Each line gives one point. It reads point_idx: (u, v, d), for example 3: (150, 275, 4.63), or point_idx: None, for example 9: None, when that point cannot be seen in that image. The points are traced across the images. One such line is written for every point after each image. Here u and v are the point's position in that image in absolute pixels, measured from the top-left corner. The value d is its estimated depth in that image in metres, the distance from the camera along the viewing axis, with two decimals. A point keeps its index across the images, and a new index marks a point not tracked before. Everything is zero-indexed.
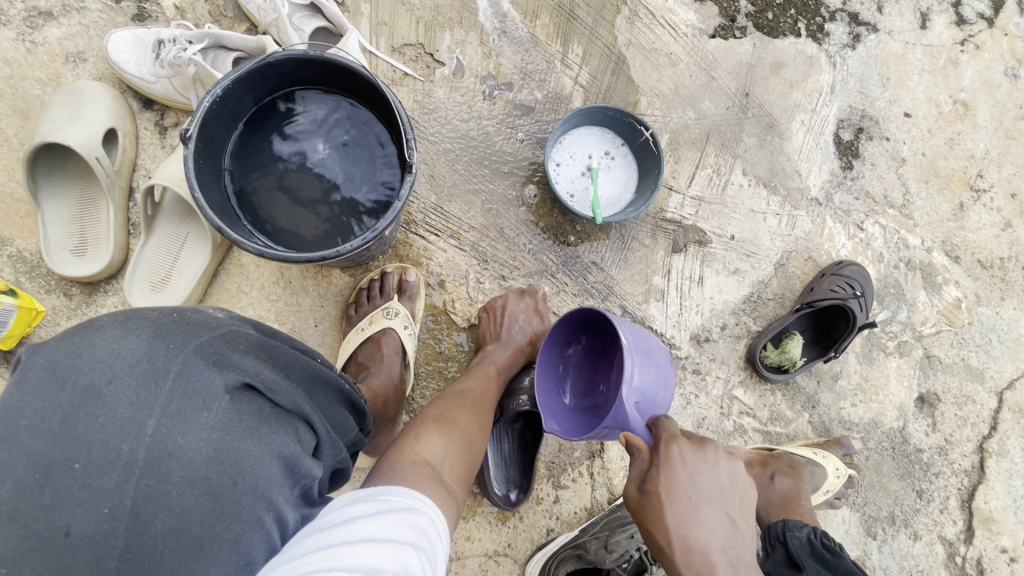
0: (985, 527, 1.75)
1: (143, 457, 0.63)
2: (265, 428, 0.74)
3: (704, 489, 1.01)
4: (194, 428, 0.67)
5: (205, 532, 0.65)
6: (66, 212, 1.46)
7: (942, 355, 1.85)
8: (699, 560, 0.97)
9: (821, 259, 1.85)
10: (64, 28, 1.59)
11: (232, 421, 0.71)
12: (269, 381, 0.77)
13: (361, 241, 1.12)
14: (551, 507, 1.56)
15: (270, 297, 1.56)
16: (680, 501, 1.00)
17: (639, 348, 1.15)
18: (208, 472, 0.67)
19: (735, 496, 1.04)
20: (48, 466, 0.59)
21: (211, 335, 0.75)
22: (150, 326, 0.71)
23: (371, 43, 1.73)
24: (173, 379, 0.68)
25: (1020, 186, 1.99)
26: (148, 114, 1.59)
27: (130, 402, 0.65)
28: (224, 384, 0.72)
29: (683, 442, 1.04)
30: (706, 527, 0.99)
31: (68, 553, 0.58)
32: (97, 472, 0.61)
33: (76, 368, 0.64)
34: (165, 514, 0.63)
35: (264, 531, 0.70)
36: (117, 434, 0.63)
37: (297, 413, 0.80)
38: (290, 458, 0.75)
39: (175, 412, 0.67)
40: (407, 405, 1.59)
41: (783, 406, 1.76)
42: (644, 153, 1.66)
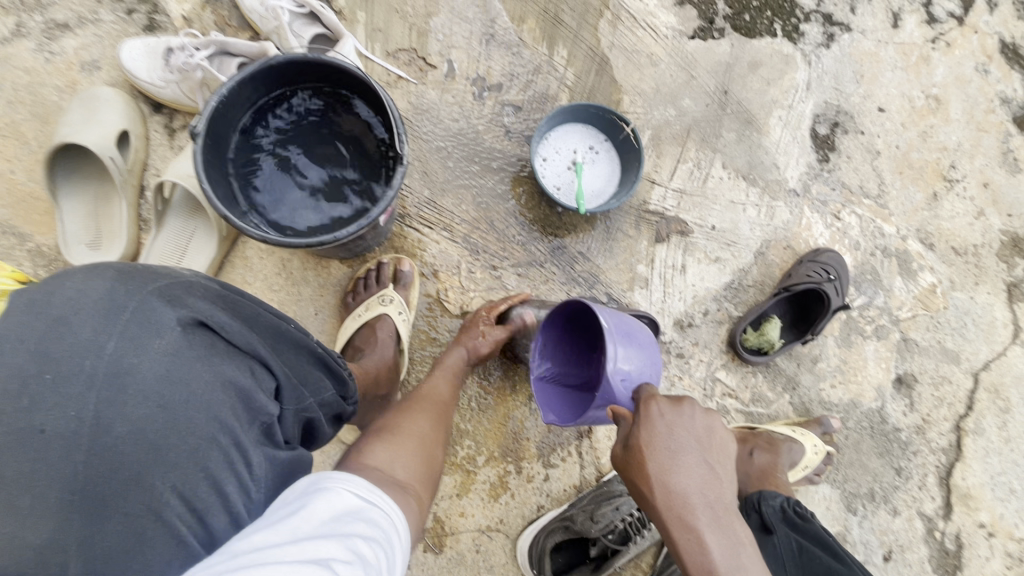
0: (963, 502, 1.81)
1: (103, 371, 0.72)
2: (219, 359, 0.82)
3: (682, 440, 1.05)
4: (149, 351, 0.76)
5: (159, 440, 0.74)
6: (82, 209, 1.55)
7: (918, 338, 1.92)
8: (679, 504, 1.02)
9: (799, 247, 1.93)
10: (79, 39, 1.70)
11: (185, 349, 0.79)
12: (223, 321, 0.85)
13: (357, 227, 1.21)
14: (541, 484, 1.64)
15: (273, 287, 1.65)
16: (660, 452, 1.04)
17: (620, 331, 1.23)
18: (161, 390, 0.75)
19: (712, 444, 1.08)
20: (22, 375, 0.69)
21: (170, 279, 0.84)
22: (112, 270, 0.80)
23: (367, 49, 1.83)
24: (132, 309, 0.77)
25: (992, 175, 2.07)
26: (158, 118, 1.70)
27: (93, 326, 0.74)
28: (177, 318, 0.80)
29: (661, 399, 1.09)
30: (685, 475, 1.03)
31: (42, 445, 0.67)
32: (64, 381, 0.70)
33: (48, 300, 0.73)
34: (123, 420, 0.72)
35: (220, 450, 0.79)
36: (80, 351, 0.72)
37: (252, 353, 0.87)
38: (242, 390, 0.83)
39: (130, 336, 0.75)
40: (402, 387, 1.67)
41: (764, 388, 1.83)
42: (626, 148, 1.75)
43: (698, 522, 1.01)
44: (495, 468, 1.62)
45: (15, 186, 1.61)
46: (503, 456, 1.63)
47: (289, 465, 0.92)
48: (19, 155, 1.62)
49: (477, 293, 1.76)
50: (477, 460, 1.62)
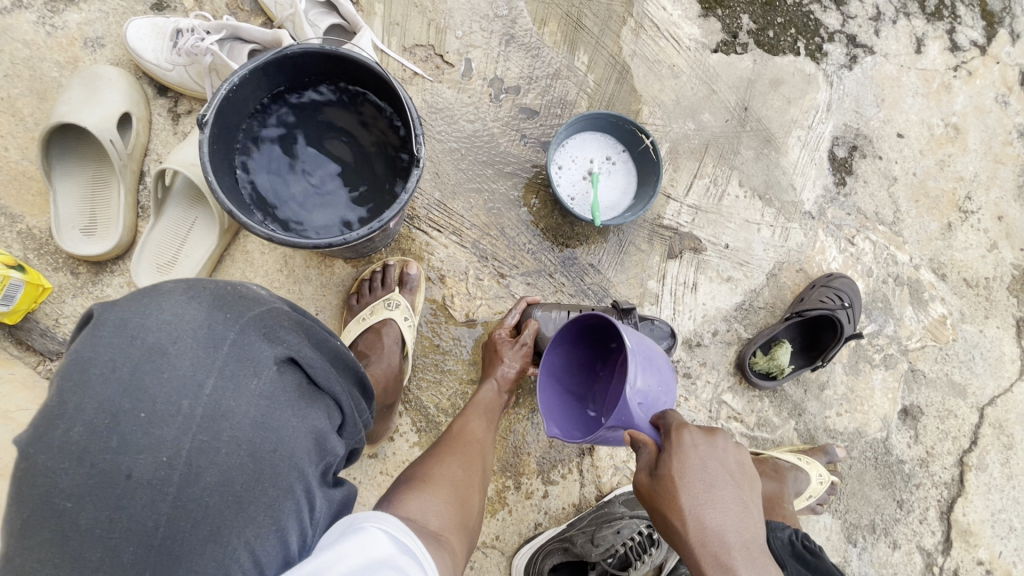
0: (963, 538, 1.79)
1: (200, 413, 0.72)
2: (304, 404, 0.81)
3: (716, 474, 1.01)
4: (244, 394, 0.75)
5: (244, 491, 0.73)
6: (77, 192, 1.48)
7: (926, 370, 1.89)
8: (716, 542, 0.96)
9: (812, 271, 1.90)
10: (84, 14, 1.62)
11: (276, 392, 0.78)
12: (309, 358, 0.84)
13: (368, 230, 1.16)
14: (540, 502, 1.60)
15: (273, 284, 1.59)
16: (693, 484, 1.00)
17: (644, 356, 1.21)
18: (253, 437, 0.75)
19: (744, 481, 1.04)
20: (118, 413, 0.68)
21: (262, 309, 0.83)
22: (209, 295, 0.79)
23: (383, 42, 1.78)
24: (230, 344, 0.77)
25: (1007, 209, 2.05)
26: (162, 101, 1.63)
27: (191, 362, 0.73)
28: (273, 355, 0.80)
29: (693, 428, 1.05)
30: (720, 511, 0.98)
31: (129, 490, 0.66)
32: (160, 423, 0.69)
33: (145, 328, 0.72)
34: (214, 470, 0.71)
35: (294, 500, 0.78)
36: (177, 391, 0.71)
37: (329, 393, 0.87)
38: (319, 433, 0.82)
39: (228, 376, 0.75)
40: (403, 395, 1.62)
41: (770, 413, 1.80)
42: (644, 160, 1.71)
43: (736, 566, 0.94)
44: (493, 483, 1.58)
45: (8, 164, 1.53)
46: (503, 470, 1.59)
47: (339, 503, 0.91)
48: (13, 132, 1.55)
49: (484, 301, 1.71)
50: None
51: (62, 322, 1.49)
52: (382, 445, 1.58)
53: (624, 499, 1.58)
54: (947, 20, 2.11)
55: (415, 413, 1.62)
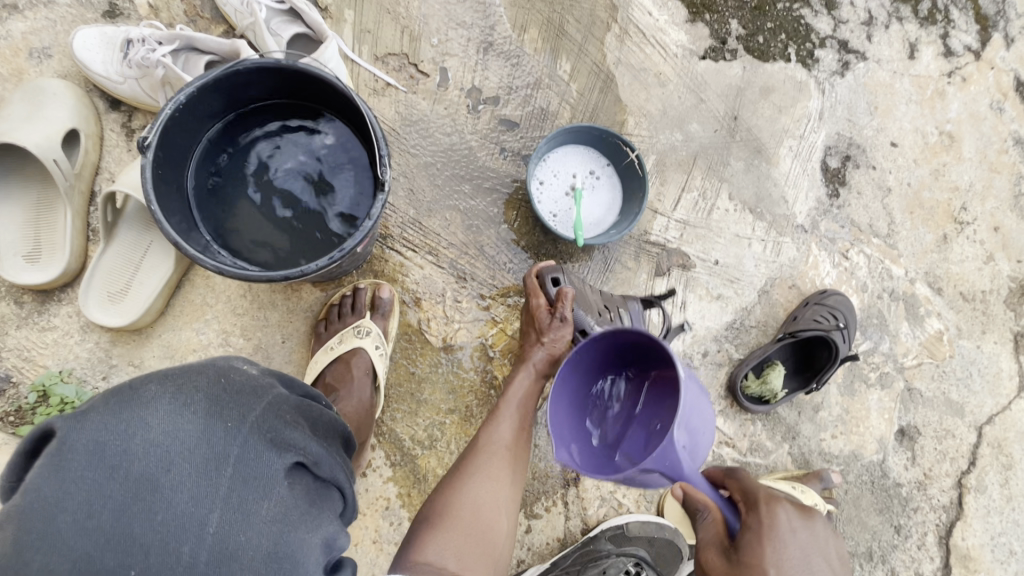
0: (962, 564, 1.73)
1: (202, 559, 0.64)
2: (314, 512, 0.76)
3: (813, 561, 1.04)
4: (254, 522, 0.68)
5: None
6: (20, 215, 1.38)
7: (923, 388, 1.83)
8: None
9: (805, 287, 1.83)
10: (29, 22, 1.52)
11: (288, 509, 0.72)
12: (315, 454, 0.80)
13: (328, 260, 1.06)
14: (523, 537, 1.51)
15: (236, 311, 1.49)
16: (788, 574, 1.00)
17: (691, 395, 1.11)
18: (265, 570, 0.67)
19: (838, 567, 1.07)
20: (100, 568, 0.61)
21: (262, 405, 0.76)
22: (201, 399, 0.71)
23: (353, 51, 1.68)
24: (234, 462, 0.69)
25: (1003, 219, 1.99)
26: (115, 115, 1.52)
27: (189, 495, 0.65)
28: (282, 466, 0.73)
29: (789, 509, 1.07)
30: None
31: None
32: (153, 575, 0.62)
33: (130, 457, 0.65)
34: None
35: None
36: (176, 533, 0.64)
37: (334, 484, 0.83)
38: (330, 538, 0.76)
39: (235, 503, 0.68)
40: (376, 427, 1.52)
41: (763, 437, 1.72)
42: (629, 175, 1.63)
43: None
44: None
45: None
46: None
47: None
48: None
49: (463, 325, 1.62)
50: None
51: (4, 355, 1.38)
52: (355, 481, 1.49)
53: (611, 535, 1.51)
54: (940, 25, 2.05)
55: (389, 446, 1.52)
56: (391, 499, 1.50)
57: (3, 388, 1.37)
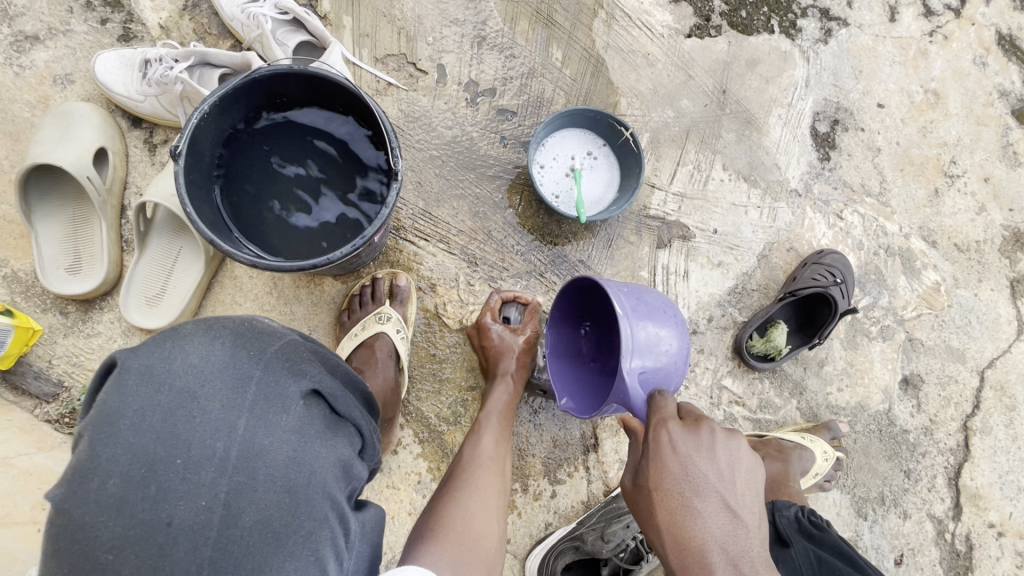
0: (972, 503, 1.79)
1: (236, 456, 0.69)
2: (330, 434, 0.82)
3: (698, 477, 1.03)
4: (277, 431, 0.74)
5: (284, 527, 0.71)
6: (59, 231, 1.48)
7: (924, 338, 1.89)
8: (695, 558, 0.98)
9: (802, 249, 1.90)
10: (51, 51, 1.62)
11: (306, 426, 0.78)
12: (330, 388, 0.86)
13: (351, 247, 1.15)
14: (549, 502, 1.59)
15: (264, 307, 1.59)
16: (672, 495, 1.03)
17: (637, 312, 1.19)
18: (287, 472, 0.73)
19: (736, 484, 1.03)
20: (154, 462, 0.65)
21: (280, 341, 0.82)
22: (230, 333, 0.77)
23: (354, 55, 1.77)
24: (258, 382, 0.75)
25: (992, 170, 2.05)
26: (137, 133, 1.62)
27: (223, 403, 0.71)
28: (299, 391, 0.79)
29: (672, 427, 1.06)
30: (706, 521, 1.00)
31: (171, 539, 0.64)
32: (197, 469, 0.66)
33: (173, 372, 0.70)
34: (253, 508, 0.69)
35: (328, 528, 0.76)
36: (212, 433, 0.68)
37: (348, 421, 0.89)
38: (345, 461, 0.83)
39: (261, 414, 0.73)
40: (403, 407, 1.62)
41: (771, 394, 1.80)
42: (625, 153, 1.70)
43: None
44: None
45: None
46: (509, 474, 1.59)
47: (372, 520, 0.91)
48: None
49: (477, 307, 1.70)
50: None
51: (55, 362, 1.49)
52: (387, 459, 1.58)
53: None
54: None
55: (417, 424, 1.62)
56: (422, 474, 1.59)
57: (57, 393, 1.47)
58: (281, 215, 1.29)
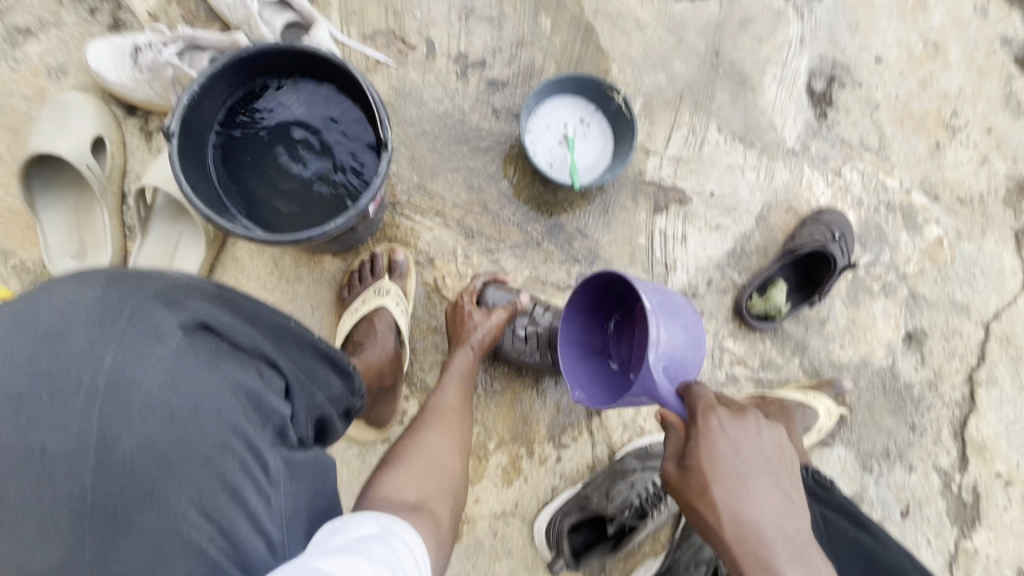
0: (979, 454, 1.80)
1: (104, 385, 0.72)
2: (224, 362, 0.81)
3: (748, 459, 1.08)
4: (150, 361, 0.75)
5: (169, 450, 0.73)
6: (63, 221, 1.51)
7: (927, 293, 1.88)
8: (754, 536, 1.04)
9: (801, 208, 1.89)
10: (43, 44, 1.63)
11: (187, 355, 0.77)
12: (224, 322, 0.85)
13: (345, 218, 1.17)
14: (554, 466, 1.62)
15: (267, 286, 1.62)
16: (726, 474, 1.06)
17: (664, 309, 1.16)
18: (167, 398, 0.74)
19: (780, 464, 1.12)
20: (27, 397, 0.69)
21: (161, 283, 0.83)
22: (102, 277, 0.79)
23: (343, 33, 1.77)
24: (127, 317, 0.76)
25: (995, 120, 2.01)
26: (133, 121, 1.64)
27: (89, 338, 0.73)
28: (180, 323, 0.79)
29: (720, 412, 1.10)
30: (759, 498, 1.06)
31: (50, 464, 0.68)
32: (65, 399, 0.70)
33: (44, 317, 0.73)
34: (130, 433, 0.71)
35: (231, 453, 0.78)
36: (78, 367, 0.71)
37: (257, 353, 0.87)
38: (250, 392, 0.82)
39: (130, 346, 0.74)
40: (407, 378, 1.65)
41: (773, 353, 1.80)
42: (617, 118, 1.69)
43: (776, 554, 1.03)
44: (506, 453, 1.61)
45: None
46: (514, 440, 1.62)
47: (308, 465, 0.90)
48: None
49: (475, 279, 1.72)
50: (488, 445, 1.60)
51: None
52: (393, 430, 1.62)
53: (636, 454, 1.59)
54: None
55: (421, 396, 1.64)
56: None
57: None
58: (272, 192, 1.29)
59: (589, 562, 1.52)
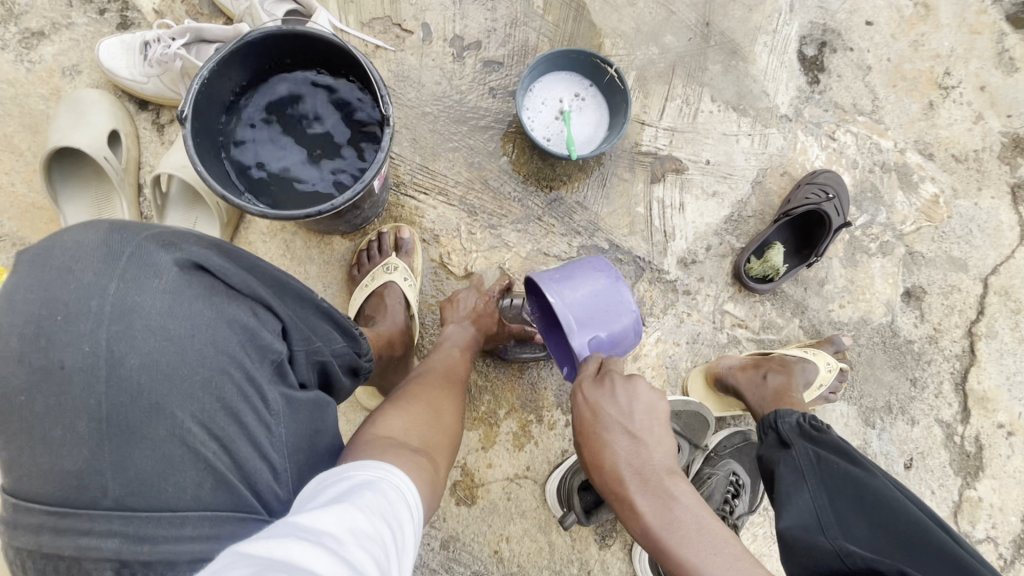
0: (980, 406, 1.83)
1: (109, 310, 0.80)
2: (219, 299, 0.88)
3: (607, 418, 1.16)
4: (149, 293, 0.82)
5: (170, 369, 0.80)
6: (85, 213, 1.58)
7: (924, 251, 1.91)
8: (610, 476, 1.14)
9: (796, 172, 1.92)
10: (57, 45, 1.70)
11: (182, 289, 0.85)
12: (219, 265, 0.91)
13: (352, 192, 1.22)
14: (564, 430, 1.68)
15: (280, 268, 1.68)
16: (591, 436, 1.17)
17: (562, 281, 1.31)
18: (165, 324, 0.82)
19: (640, 416, 1.16)
20: (42, 322, 0.77)
21: (162, 230, 0.90)
22: (106, 223, 0.87)
23: (341, 22, 1.82)
24: (127, 256, 0.84)
25: (988, 78, 2.02)
26: (145, 115, 1.71)
27: (95, 272, 0.81)
28: (175, 261, 0.86)
29: (585, 385, 1.20)
30: (623, 450, 1.14)
31: (65, 378, 0.76)
32: (76, 321, 0.78)
33: (54, 255, 0.81)
34: (135, 353, 0.79)
35: (229, 377, 0.85)
36: (85, 295, 0.80)
37: (252, 295, 0.93)
38: (246, 328, 0.89)
39: (131, 279, 0.82)
40: (418, 351, 1.71)
41: (773, 315, 1.84)
42: (611, 91, 1.74)
43: (634, 492, 1.11)
44: (516, 419, 1.67)
45: (18, 199, 1.64)
46: (523, 407, 1.68)
47: (308, 404, 0.96)
48: (16, 167, 1.65)
49: (479, 254, 1.77)
50: (499, 412, 1.66)
51: None
52: None
53: None
54: None
55: None
56: None
57: None
58: (284, 174, 1.35)
59: (599, 519, 1.54)
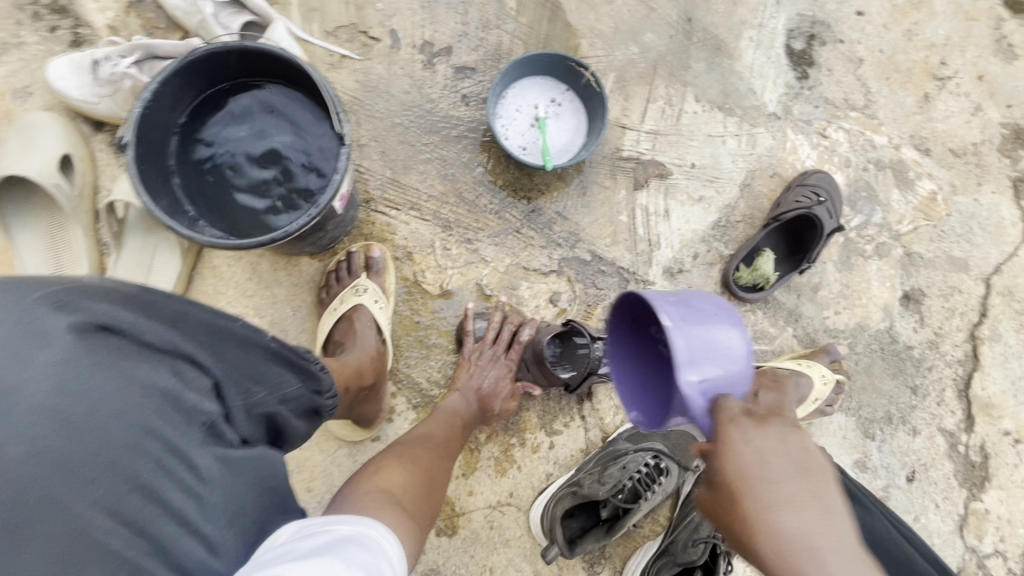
0: (985, 413, 1.75)
1: None
2: (130, 364, 0.74)
3: (785, 465, 0.87)
4: (33, 366, 0.66)
5: (66, 458, 0.66)
6: (37, 242, 1.50)
7: (922, 252, 1.82)
8: (802, 548, 0.81)
9: (786, 173, 1.83)
10: (6, 66, 1.63)
11: (81, 358, 0.70)
12: (129, 322, 0.76)
13: (307, 218, 1.15)
14: (548, 453, 1.61)
15: (246, 293, 1.61)
16: (766, 486, 0.85)
17: (685, 321, 0.95)
18: (57, 401, 0.67)
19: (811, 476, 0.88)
20: None
21: (60, 284, 0.73)
22: None
23: (304, 31, 1.74)
24: (8, 322, 0.67)
25: (987, 67, 1.92)
26: (101, 137, 1.65)
27: None
28: (69, 324, 0.70)
29: (777, 418, 0.92)
30: (802, 514, 0.83)
31: None
32: None
33: None
34: (18, 442, 0.64)
35: (144, 454, 0.72)
36: None
37: (173, 353, 0.79)
38: (165, 393, 0.76)
39: (11, 351, 0.66)
40: (393, 375, 1.64)
41: (766, 324, 1.76)
42: (588, 95, 1.65)
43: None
44: (498, 443, 1.60)
45: None
46: (504, 430, 1.61)
47: (250, 461, 0.85)
48: None
49: (456, 271, 1.70)
50: (479, 437, 1.59)
51: None
52: (383, 428, 1.61)
53: (627, 436, 1.61)
54: None
55: (409, 391, 1.64)
56: None
57: None
58: (240, 202, 1.28)
59: (584, 549, 1.48)
